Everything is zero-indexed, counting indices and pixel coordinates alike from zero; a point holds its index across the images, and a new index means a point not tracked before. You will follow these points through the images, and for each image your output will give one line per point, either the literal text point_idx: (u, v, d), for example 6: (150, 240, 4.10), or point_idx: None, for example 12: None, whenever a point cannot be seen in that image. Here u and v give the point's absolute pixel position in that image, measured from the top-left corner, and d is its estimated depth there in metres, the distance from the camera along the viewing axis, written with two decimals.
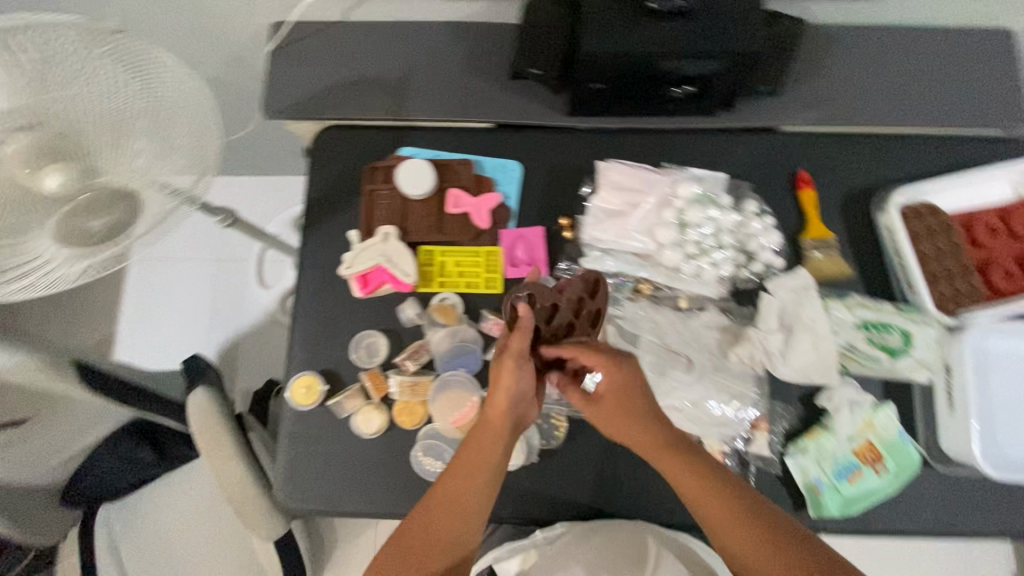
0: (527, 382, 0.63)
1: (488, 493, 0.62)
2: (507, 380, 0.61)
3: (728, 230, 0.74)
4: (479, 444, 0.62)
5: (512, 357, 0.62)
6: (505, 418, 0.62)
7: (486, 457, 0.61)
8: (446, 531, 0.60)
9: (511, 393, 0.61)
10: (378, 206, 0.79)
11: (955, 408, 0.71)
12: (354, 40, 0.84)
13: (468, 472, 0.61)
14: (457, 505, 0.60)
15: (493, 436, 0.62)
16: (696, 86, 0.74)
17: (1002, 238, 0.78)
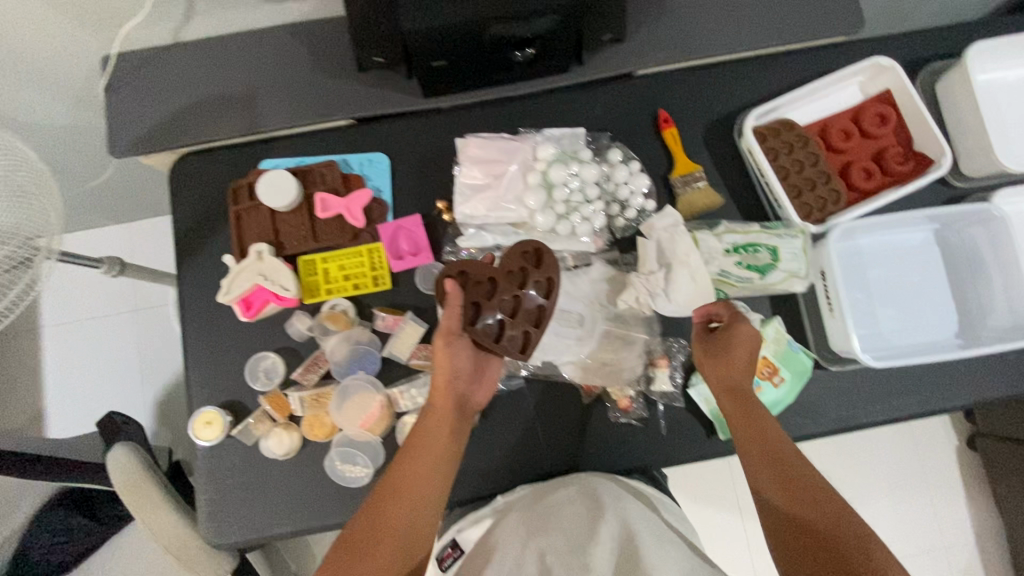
0: (463, 360, 0.66)
1: (443, 475, 0.63)
2: (443, 360, 0.65)
3: (595, 182, 0.75)
4: (429, 426, 0.64)
5: (441, 338, 0.64)
6: (449, 397, 0.65)
7: (437, 437, 0.63)
8: (399, 516, 0.60)
9: (447, 371, 0.65)
10: (249, 226, 0.78)
11: (834, 310, 0.74)
12: (189, 60, 0.80)
13: (421, 453, 0.63)
14: (412, 488, 0.61)
15: (442, 417, 0.65)
16: (535, 48, 0.73)
17: (857, 139, 0.81)
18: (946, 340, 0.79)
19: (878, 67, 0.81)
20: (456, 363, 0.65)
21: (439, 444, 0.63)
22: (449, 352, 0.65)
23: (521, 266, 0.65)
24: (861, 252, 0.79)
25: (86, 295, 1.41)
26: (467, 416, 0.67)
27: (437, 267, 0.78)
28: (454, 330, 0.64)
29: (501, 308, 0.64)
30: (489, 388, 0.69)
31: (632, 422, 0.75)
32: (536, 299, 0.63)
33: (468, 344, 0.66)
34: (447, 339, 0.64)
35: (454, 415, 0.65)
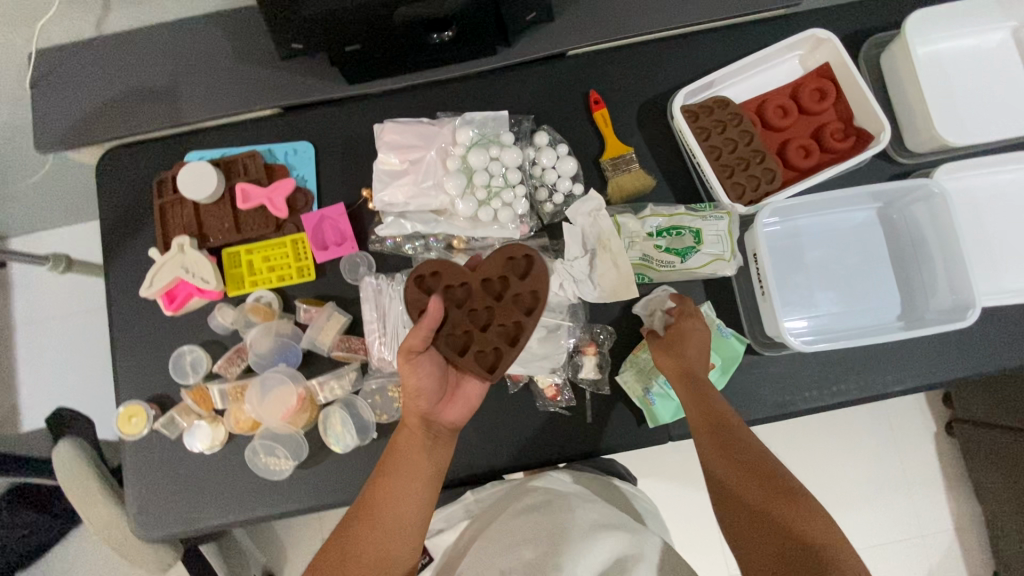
0: (429, 379, 0.59)
1: (414, 499, 0.58)
2: (405, 377, 0.59)
3: (517, 166, 0.74)
4: (398, 445, 0.61)
5: (404, 356, 0.59)
6: (415, 415, 0.61)
7: (404, 456, 0.60)
8: (367, 545, 0.56)
9: (413, 390, 0.59)
10: (172, 219, 0.77)
11: (766, 293, 0.71)
12: (112, 54, 0.80)
13: (387, 475, 0.59)
14: (375, 509, 0.57)
15: (408, 434, 0.61)
16: (453, 30, 0.71)
17: (795, 116, 0.78)
18: (890, 321, 0.76)
19: (816, 40, 0.77)
20: (421, 382, 0.59)
21: (406, 465, 0.59)
22: (415, 371, 0.59)
23: (502, 274, 0.61)
24: (798, 232, 0.77)
25: (53, 293, 1.42)
26: (441, 435, 0.62)
27: (361, 256, 0.77)
28: (416, 348, 0.58)
29: (471, 318, 0.61)
30: (463, 407, 0.63)
31: (560, 410, 0.74)
32: (514, 313, 0.60)
33: (436, 361, 0.60)
34: (409, 357, 0.59)
35: (422, 433, 0.61)
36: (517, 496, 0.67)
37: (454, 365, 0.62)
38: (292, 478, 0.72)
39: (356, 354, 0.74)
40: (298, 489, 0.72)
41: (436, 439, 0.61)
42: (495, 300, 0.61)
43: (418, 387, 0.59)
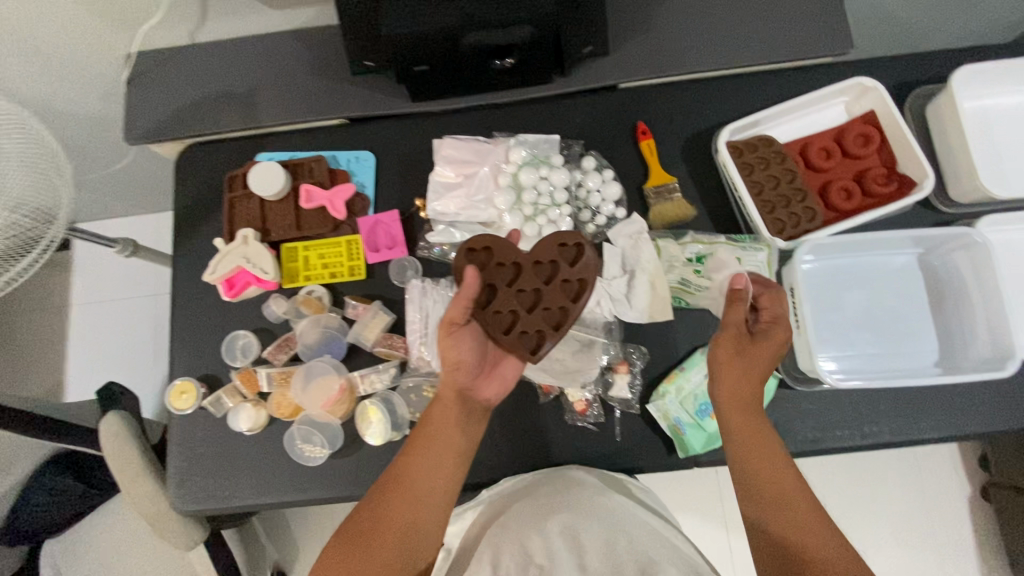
0: (468, 352, 0.64)
1: (443, 477, 0.62)
2: (444, 348, 0.63)
3: (563, 188, 0.78)
4: (430, 420, 0.64)
5: (446, 327, 0.64)
6: (451, 392, 0.64)
7: (437, 433, 0.63)
8: (396, 512, 0.60)
9: (449, 362, 0.63)
10: (239, 213, 0.83)
11: (801, 328, 0.72)
12: (201, 61, 0.87)
13: (421, 449, 0.62)
14: (408, 482, 0.61)
15: (443, 410, 0.64)
16: (515, 57, 0.76)
17: (838, 159, 0.80)
18: (925, 366, 0.76)
19: (862, 88, 0.80)
20: (460, 353, 0.63)
21: (438, 440, 0.63)
22: (454, 342, 0.63)
23: (554, 258, 0.67)
24: (837, 271, 0.78)
25: (110, 276, 1.50)
26: (475, 412, 0.65)
27: (410, 260, 0.81)
28: (458, 320, 0.63)
29: (517, 297, 0.67)
30: (500, 386, 0.66)
31: (588, 426, 0.75)
32: (560, 297, 0.66)
33: (476, 335, 0.65)
34: (451, 328, 0.63)
35: (456, 410, 0.64)
36: (543, 488, 0.69)
37: (495, 341, 0.67)
38: (325, 466, 0.75)
39: (397, 353, 0.78)
40: (329, 478, 0.75)
41: (471, 413, 0.65)
42: (544, 282, 0.67)
43: (456, 360, 0.63)
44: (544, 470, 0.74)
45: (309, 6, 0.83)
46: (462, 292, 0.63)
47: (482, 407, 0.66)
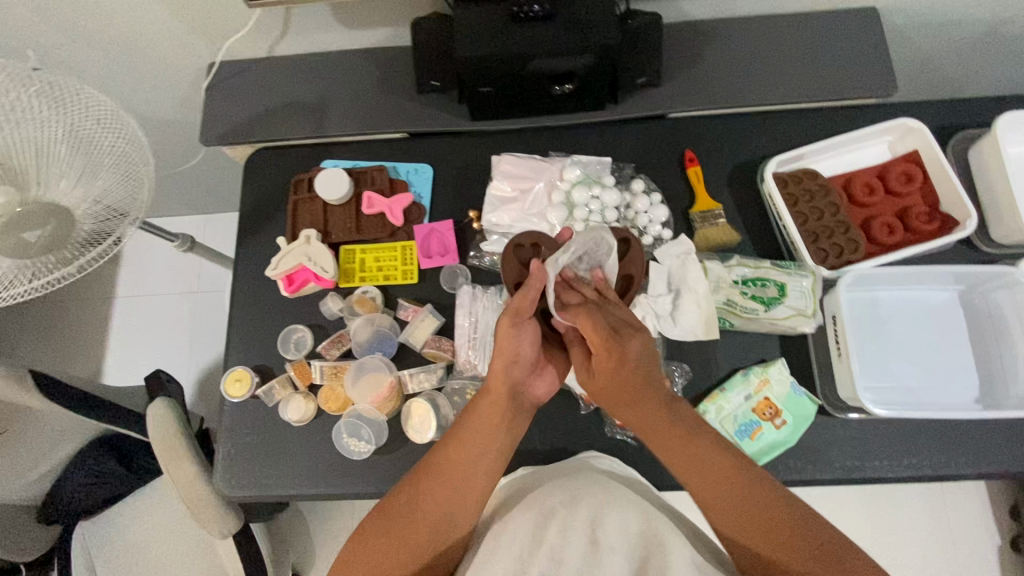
0: (525, 346, 0.65)
1: (483, 472, 0.61)
2: (505, 339, 0.64)
3: (614, 207, 0.82)
4: (479, 412, 0.63)
5: (509, 316, 0.64)
6: (504, 385, 0.63)
7: (485, 425, 0.62)
8: (436, 503, 0.59)
9: (508, 354, 0.63)
10: (303, 214, 0.87)
11: (842, 355, 0.74)
12: (277, 72, 0.93)
13: (467, 440, 0.62)
14: (450, 474, 0.60)
15: (494, 402, 0.63)
16: (574, 83, 0.81)
17: (881, 194, 0.83)
18: (965, 402, 0.77)
19: (906, 128, 0.83)
20: (519, 346, 0.64)
21: (487, 434, 0.62)
22: (514, 334, 0.64)
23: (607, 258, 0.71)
24: (877, 303, 0.80)
25: (155, 270, 1.55)
26: (524, 407, 0.66)
27: (461, 269, 0.85)
28: (524, 312, 0.64)
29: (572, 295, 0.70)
30: (551, 385, 0.68)
31: (627, 439, 0.77)
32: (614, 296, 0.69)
33: (535, 330, 0.66)
34: (514, 319, 0.64)
35: (506, 403, 0.63)
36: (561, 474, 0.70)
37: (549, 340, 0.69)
38: (368, 461, 0.77)
39: (445, 356, 0.81)
40: (371, 473, 0.77)
41: (520, 406, 0.65)
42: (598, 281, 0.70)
43: (514, 353, 0.64)
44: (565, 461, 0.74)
45: (383, 27, 0.89)
46: (528, 286, 0.65)
47: (529, 402, 0.66)
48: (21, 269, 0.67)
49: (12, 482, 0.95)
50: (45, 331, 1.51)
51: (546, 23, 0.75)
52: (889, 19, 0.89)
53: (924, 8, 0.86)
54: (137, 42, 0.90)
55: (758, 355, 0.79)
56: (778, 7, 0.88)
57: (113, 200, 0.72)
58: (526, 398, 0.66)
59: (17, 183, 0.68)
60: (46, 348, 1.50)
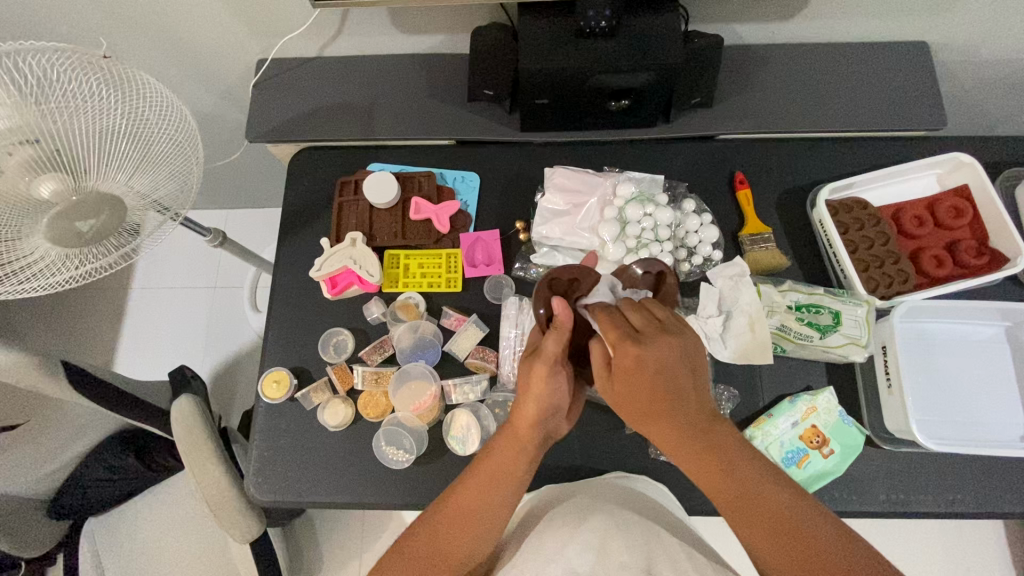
0: (561, 394, 0.58)
1: (503, 512, 0.57)
2: (540, 388, 0.56)
3: (666, 225, 0.82)
4: (502, 457, 0.58)
5: (545, 364, 0.56)
6: (533, 432, 0.58)
7: (508, 472, 0.57)
8: (453, 545, 0.55)
9: (540, 403, 0.57)
10: (349, 216, 0.86)
11: (893, 388, 0.73)
12: (326, 71, 0.92)
13: (487, 487, 0.57)
14: (470, 517, 0.56)
15: (518, 449, 0.58)
16: (631, 99, 0.81)
17: (930, 227, 0.83)
18: (1012, 439, 0.75)
19: (958, 162, 0.83)
20: (552, 395, 0.57)
21: (508, 480, 0.57)
22: (551, 381, 0.57)
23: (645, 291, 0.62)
24: (926, 334, 0.79)
25: (174, 264, 1.53)
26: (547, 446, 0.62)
27: (506, 279, 0.84)
28: (559, 358, 0.57)
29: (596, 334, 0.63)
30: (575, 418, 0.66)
31: (672, 461, 0.76)
32: None
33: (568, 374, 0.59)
34: (551, 368, 0.56)
35: (533, 449, 0.58)
36: (577, 489, 0.72)
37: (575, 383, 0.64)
38: (406, 470, 0.76)
39: (488, 367, 0.80)
40: (409, 482, 0.75)
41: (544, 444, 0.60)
42: None
43: (547, 400, 0.57)
44: (578, 482, 0.74)
45: (436, 34, 0.89)
46: (560, 330, 0.56)
47: (553, 439, 0.62)
48: (66, 258, 0.66)
49: (27, 476, 0.92)
50: (57, 320, 1.48)
51: (609, 39, 0.74)
52: (939, 55, 0.90)
53: (975, 45, 0.87)
54: (189, 34, 0.89)
55: (805, 382, 0.78)
56: (833, 36, 0.88)
57: (164, 195, 0.71)
58: (549, 439, 0.61)
59: (71, 171, 0.64)
60: (57, 338, 1.47)
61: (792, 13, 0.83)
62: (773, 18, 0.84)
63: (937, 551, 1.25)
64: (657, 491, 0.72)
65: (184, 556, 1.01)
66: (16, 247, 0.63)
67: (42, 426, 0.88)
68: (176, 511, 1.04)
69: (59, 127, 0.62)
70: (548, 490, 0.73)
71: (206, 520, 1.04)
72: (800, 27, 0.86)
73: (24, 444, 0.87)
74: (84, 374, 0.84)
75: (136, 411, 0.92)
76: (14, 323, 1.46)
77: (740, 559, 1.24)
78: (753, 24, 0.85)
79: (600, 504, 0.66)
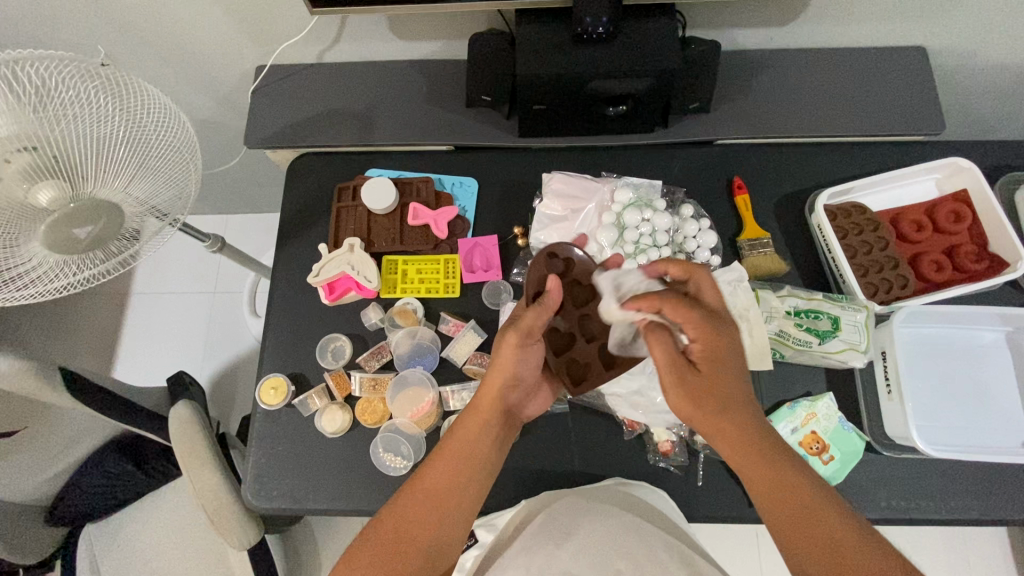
0: (520, 365, 0.61)
1: (468, 493, 0.57)
2: (509, 359, 0.59)
3: (664, 230, 0.82)
4: (468, 432, 0.59)
5: (517, 334, 0.59)
6: (495, 406, 0.59)
7: (471, 451, 0.58)
8: (420, 530, 0.54)
9: (505, 374, 0.59)
10: (347, 222, 0.86)
11: (892, 393, 0.73)
12: (324, 78, 0.92)
13: (452, 465, 0.57)
14: (438, 498, 0.55)
15: (482, 424, 0.59)
16: (628, 106, 0.80)
17: (929, 232, 0.83)
18: (1013, 446, 0.75)
19: (956, 167, 0.83)
20: (516, 367, 0.60)
21: (475, 455, 0.58)
22: (519, 352, 0.59)
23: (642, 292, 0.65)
24: (925, 339, 0.79)
25: (174, 269, 1.53)
26: (507, 425, 0.63)
27: (504, 285, 0.84)
28: (534, 334, 0.60)
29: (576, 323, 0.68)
30: (538, 403, 0.69)
31: (671, 467, 0.75)
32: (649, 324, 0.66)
33: (534, 350, 0.63)
34: (522, 339, 0.59)
35: (494, 425, 0.60)
36: (575, 493, 0.71)
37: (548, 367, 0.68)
38: (404, 476, 0.75)
39: (485, 373, 0.80)
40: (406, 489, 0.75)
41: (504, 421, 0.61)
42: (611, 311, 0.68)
43: (512, 374, 0.59)
44: (576, 488, 0.74)
45: (434, 40, 0.89)
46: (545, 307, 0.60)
47: (511, 417, 0.64)
48: (65, 264, 0.66)
49: (24, 481, 0.92)
50: (56, 327, 1.48)
51: (606, 46, 0.75)
52: (938, 59, 0.89)
53: (972, 50, 0.87)
54: (188, 41, 0.90)
55: (804, 388, 0.78)
56: (830, 42, 0.88)
57: (162, 201, 0.71)
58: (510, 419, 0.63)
59: (70, 179, 0.65)
60: (56, 343, 1.47)
61: (789, 18, 0.83)
62: (770, 23, 0.84)
63: (940, 558, 1.24)
64: (656, 497, 0.72)
65: (182, 562, 1.01)
66: (14, 254, 0.63)
67: (39, 433, 0.88)
68: (174, 517, 1.04)
69: (58, 136, 0.62)
70: (545, 494, 0.73)
71: (204, 527, 1.03)
72: (798, 32, 0.86)
73: (21, 451, 0.87)
74: (81, 381, 0.83)
75: (134, 418, 0.92)
76: (13, 329, 1.46)
77: (741, 565, 1.24)
78: (750, 29, 0.86)
79: (597, 507, 0.65)
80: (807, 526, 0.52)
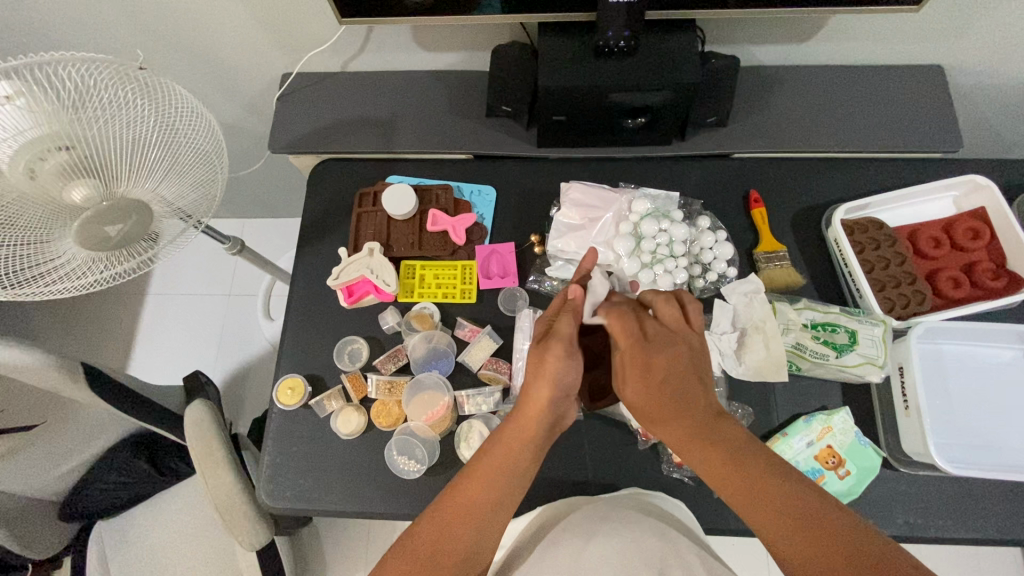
0: (570, 377, 0.59)
1: (506, 503, 0.56)
2: (554, 370, 0.58)
3: (681, 241, 0.83)
4: (508, 446, 0.57)
5: (561, 344, 0.60)
6: (541, 418, 0.58)
7: (510, 464, 0.57)
8: (458, 541, 0.53)
9: (552, 384, 0.58)
10: (367, 226, 0.87)
11: (909, 409, 0.73)
12: (348, 85, 0.95)
13: (491, 478, 0.56)
14: (474, 509, 0.54)
15: (526, 438, 0.58)
16: (647, 118, 0.82)
17: (946, 248, 0.83)
18: None
19: (974, 185, 0.83)
20: (563, 377, 0.59)
21: (513, 468, 0.57)
22: (566, 361, 0.59)
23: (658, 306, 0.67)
24: (941, 356, 0.78)
25: (191, 271, 1.55)
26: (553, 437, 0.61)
27: (521, 291, 0.85)
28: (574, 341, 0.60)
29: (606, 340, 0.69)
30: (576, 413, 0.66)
31: (684, 478, 0.75)
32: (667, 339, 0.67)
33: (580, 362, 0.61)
34: (567, 349, 0.60)
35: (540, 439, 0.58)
36: (588, 501, 0.71)
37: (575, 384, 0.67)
38: (418, 480, 0.76)
39: (501, 379, 0.81)
40: (419, 493, 0.75)
41: (552, 435, 0.60)
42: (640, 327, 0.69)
43: (559, 383, 0.59)
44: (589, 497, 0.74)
45: (456, 51, 0.91)
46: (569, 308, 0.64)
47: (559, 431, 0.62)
48: (95, 261, 0.69)
49: (40, 476, 0.93)
50: (72, 324, 1.50)
51: (626, 59, 0.76)
52: (955, 77, 0.90)
53: (990, 69, 0.87)
54: (218, 48, 0.92)
55: (820, 402, 0.78)
56: (847, 59, 0.89)
57: (189, 203, 0.73)
58: (557, 429, 0.62)
59: (103, 178, 0.65)
60: (73, 341, 1.48)
61: (807, 35, 0.84)
62: (788, 39, 0.86)
63: None
64: (669, 507, 0.71)
65: (191, 562, 1.01)
66: (46, 250, 0.65)
67: (58, 428, 0.89)
68: (184, 515, 1.05)
69: (94, 135, 0.63)
70: (559, 504, 0.72)
71: (214, 526, 1.03)
72: (815, 48, 0.87)
73: (39, 446, 0.88)
74: (102, 377, 0.85)
75: (150, 415, 0.93)
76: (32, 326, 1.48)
77: None
78: (767, 45, 0.87)
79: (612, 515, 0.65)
80: (784, 511, 0.50)
